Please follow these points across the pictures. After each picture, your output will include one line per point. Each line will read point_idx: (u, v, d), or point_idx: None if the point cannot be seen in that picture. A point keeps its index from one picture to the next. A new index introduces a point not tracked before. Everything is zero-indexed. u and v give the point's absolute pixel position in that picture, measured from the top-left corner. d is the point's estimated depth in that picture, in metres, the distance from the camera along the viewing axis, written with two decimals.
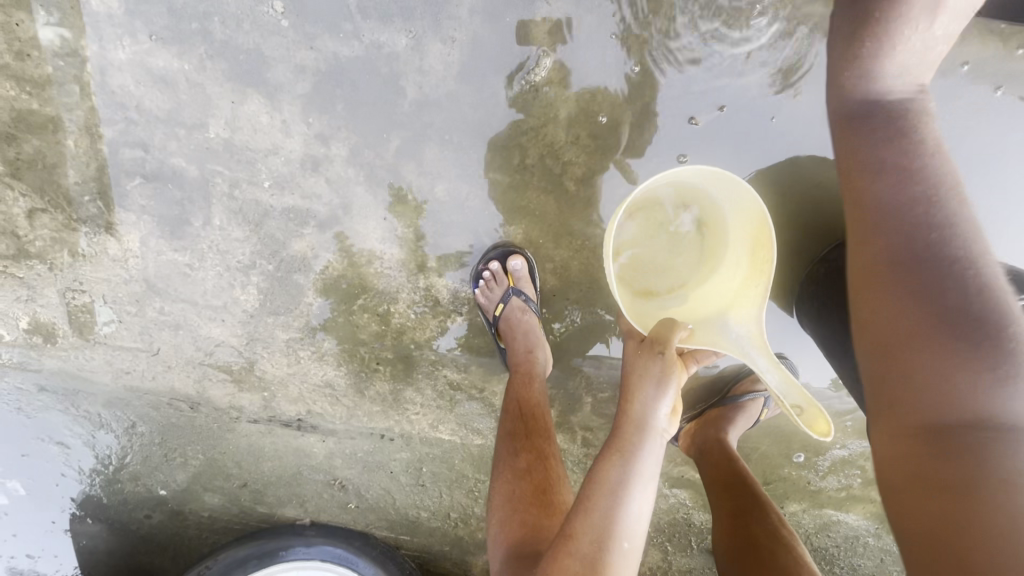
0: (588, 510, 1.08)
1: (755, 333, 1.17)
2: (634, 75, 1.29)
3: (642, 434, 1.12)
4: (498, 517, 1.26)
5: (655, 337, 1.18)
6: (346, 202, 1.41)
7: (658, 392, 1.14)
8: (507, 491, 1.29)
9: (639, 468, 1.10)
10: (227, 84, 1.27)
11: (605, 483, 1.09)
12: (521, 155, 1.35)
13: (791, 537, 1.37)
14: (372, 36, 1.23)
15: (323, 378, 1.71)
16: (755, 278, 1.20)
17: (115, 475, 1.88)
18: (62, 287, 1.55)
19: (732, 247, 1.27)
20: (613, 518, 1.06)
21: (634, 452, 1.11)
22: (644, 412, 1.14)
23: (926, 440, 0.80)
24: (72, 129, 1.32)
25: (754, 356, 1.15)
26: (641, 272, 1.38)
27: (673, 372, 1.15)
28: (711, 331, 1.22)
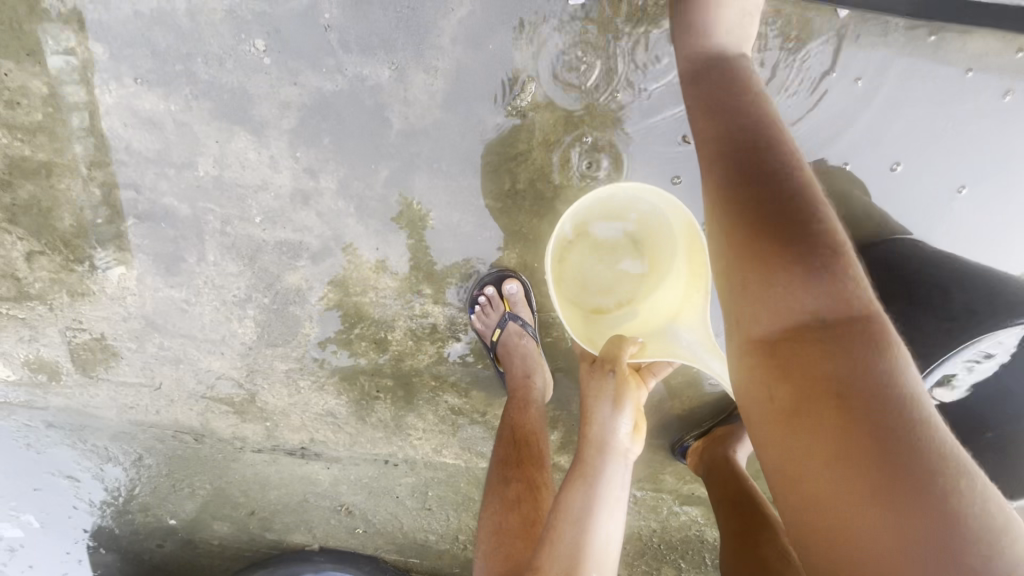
0: (555, 538, 1.10)
1: (703, 337, 1.16)
2: (622, 96, 1.26)
3: (604, 455, 1.16)
4: (485, 549, 1.29)
5: (604, 356, 1.22)
6: (338, 233, 1.39)
7: (613, 412, 1.18)
8: (494, 521, 1.31)
9: (602, 492, 1.14)
10: (214, 122, 1.26)
11: (569, 510, 1.12)
12: (511, 180, 1.33)
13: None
14: (355, 69, 1.22)
15: (324, 406, 1.70)
16: (696, 284, 1.19)
17: (126, 507, 1.89)
18: (63, 327, 1.56)
19: (671, 255, 1.27)
20: (581, 544, 1.08)
21: (596, 476, 1.15)
22: (604, 433, 1.18)
23: (825, 405, 0.74)
24: (64, 174, 1.33)
25: (705, 360, 1.14)
26: (589, 293, 1.39)
27: (625, 389, 1.19)
28: (663, 341, 1.22)
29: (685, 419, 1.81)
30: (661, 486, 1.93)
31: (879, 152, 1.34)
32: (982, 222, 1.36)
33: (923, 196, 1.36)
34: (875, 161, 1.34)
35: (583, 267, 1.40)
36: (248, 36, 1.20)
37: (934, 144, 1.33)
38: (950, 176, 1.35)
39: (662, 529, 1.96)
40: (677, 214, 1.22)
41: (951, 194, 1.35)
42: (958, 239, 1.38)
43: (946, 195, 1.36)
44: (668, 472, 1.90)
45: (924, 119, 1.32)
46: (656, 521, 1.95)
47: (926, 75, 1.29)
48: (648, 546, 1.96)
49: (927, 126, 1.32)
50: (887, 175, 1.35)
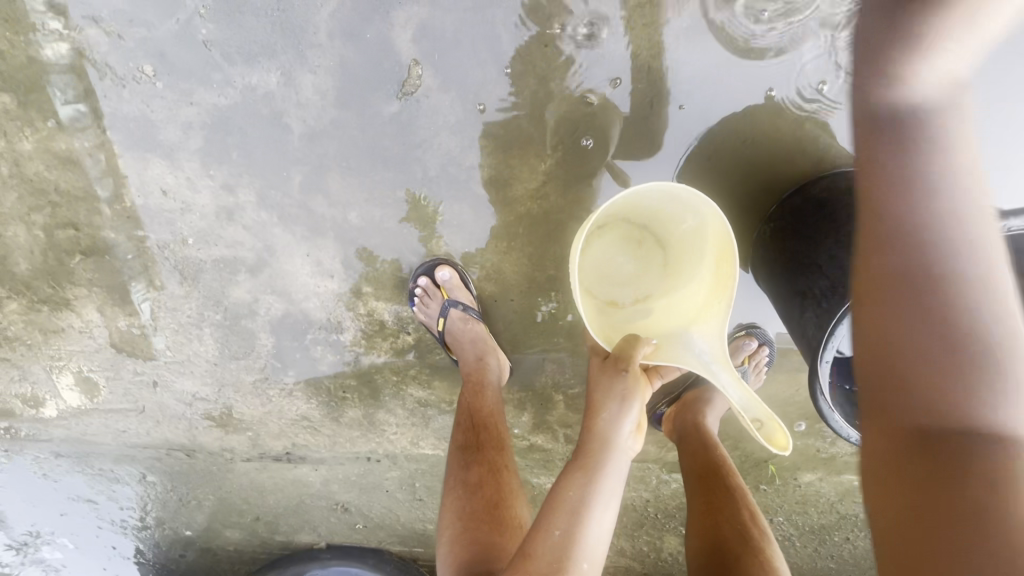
0: (548, 528, 1.06)
1: (719, 349, 1.11)
2: (513, 65, 1.23)
3: (608, 450, 1.12)
4: (448, 535, 1.22)
5: (618, 354, 1.17)
6: (268, 244, 1.42)
7: (622, 408, 1.14)
8: (459, 507, 1.25)
9: (602, 488, 1.10)
10: (128, 153, 1.31)
11: (565, 500, 1.08)
12: (422, 168, 1.31)
13: (763, 534, 1.31)
14: (244, 80, 1.24)
15: (297, 412, 1.75)
16: (716, 295, 1.14)
17: (144, 522, 2.01)
18: (46, 363, 1.66)
19: (695, 260, 1.21)
20: (574, 537, 1.04)
21: (598, 470, 1.10)
22: (608, 428, 1.14)
23: None
24: (9, 222, 1.40)
25: (718, 374, 1.09)
26: (608, 284, 1.33)
27: (636, 387, 1.15)
28: (675, 346, 1.17)
29: (659, 385, 1.77)
30: (648, 457, 1.89)
31: (802, 78, 1.25)
32: None
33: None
34: (800, 90, 1.26)
35: (603, 257, 1.33)
36: (137, 64, 1.23)
37: None
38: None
39: (655, 499, 1.93)
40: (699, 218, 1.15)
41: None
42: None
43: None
44: (650, 441, 1.86)
45: None
46: (647, 491, 1.92)
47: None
48: (644, 516, 1.94)
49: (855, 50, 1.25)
50: (815, 98, 1.27)
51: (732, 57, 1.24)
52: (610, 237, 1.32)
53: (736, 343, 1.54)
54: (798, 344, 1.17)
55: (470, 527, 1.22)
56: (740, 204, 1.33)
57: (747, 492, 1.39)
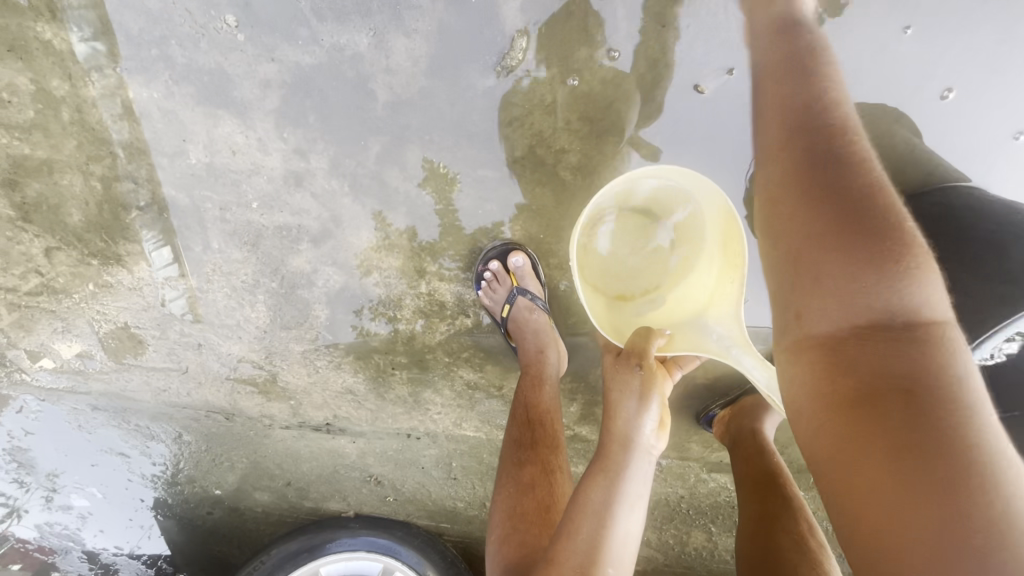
0: (570, 534, 0.93)
1: (738, 331, 1.03)
2: (619, 45, 1.17)
3: (628, 452, 0.99)
4: (498, 536, 1.15)
5: (631, 349, 1.06)
6: (335, 214, 1.36)
7: (640, 406, 1.01)
8: (509, 505, 1.19)
9: (625, 492, 0.96)
10: (198, 108, 1.25)
11: (588, 503, 0.95)
12: (508, 148, 1.25)
13: (821, 549, 1.25)
14: (331, 39, 1.17)
15: (343, 384, 1.72)
16: (732, 279, 1.05)
17: (175, 478, 1.95)
18: (91, 318, 1.62)
19: (706, 243, 1.13)
20: (600, 544, 0.91)
21: (618, 472, 0.97)
22: (628, 429, 1.01)
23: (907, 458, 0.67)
24: (65, 170, 1.33)
25: (739, 358, 1.01)
26: (616, 278, 1.27)
27: (654, 383, 1.02)
28: (691, 334, 1.09)
29: (710, 387, 1.74)
30: (689, 454, 1.88)
31: (926, 83, 1.26)
32: None
33: (967, 136, 1.28)
34: (924, 94, 1.26)
35: (615, 253, 1.28)
36: (219, 13, 1.17)
37: (982, 74, 1.25)
38: (1005, 122, 1.27)
39: (690, 495, 1.91)
40: (714, 205, 1.09)
41: (1007, 141, 1.28)
42: (1008, 188, 1.30)
43: (1001, 141, 1.28)
44: (693, 439, 1.84)
45: (989, 43, 1.23)
46: (683, 488, 1.90)
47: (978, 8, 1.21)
48: (677, 512, 1.91)
49: (999, 54, 1.23)
50: (936, 103, 1.27)
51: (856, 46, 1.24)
52: (620, 231, 1.27)
53: None
54: None
55: (518, 527, 1.15)
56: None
57: (806, 505, 1.33)
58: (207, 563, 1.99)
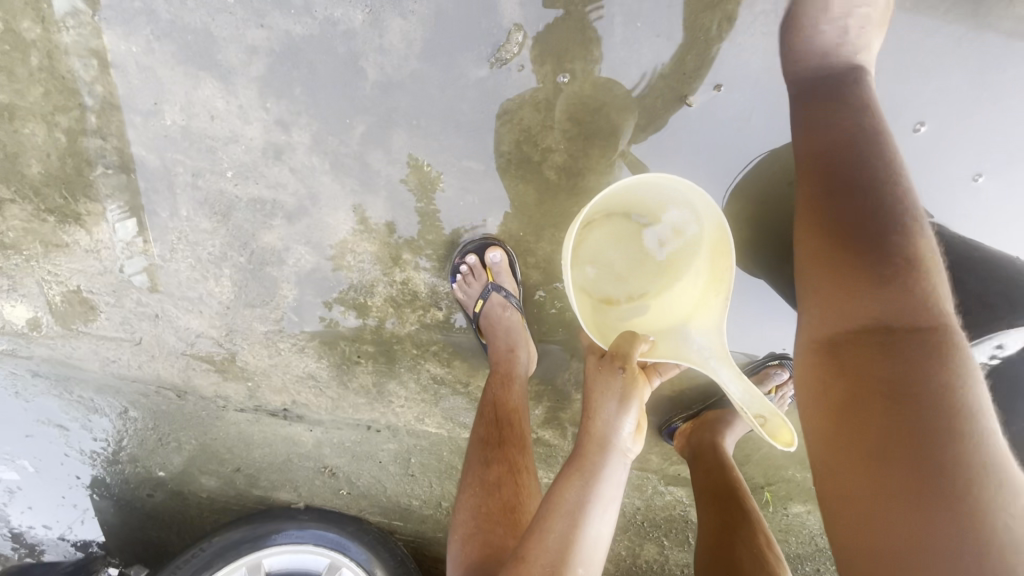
0: (543, 531, 0.95)
1: (718, 343, 1.06)
2: (614, 51, 1.19)
3: (605, 453, 1.00)
4: (461, 534, 1.11)
5: (614, 350, 1.06)
6: (312, 191, 1.33)
7: (620, 410, 1.02)
8: (473, 506, 1.14)
9: (599, 492, 0.97)
10: (179, 67, 1.20)
11: (563, 503, 0.97)
12: (495, 141, 1.25)
13: (779, 562, 1.24)
14: (326, 11, 1.15)
15: (305, 369, 1.68)
16: (718, 294, 1.09)
17: (115, 457, 1.85)
18: (40, 278, 1.53)
19: (694, 257, 1.17)
20: (571, 543, 0.93)
21: (595, 472, 0.99)
22: (607, 431, 1.02)
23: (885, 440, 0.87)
24: (27, 118, 1.27)
25: (717, 369, 1.03)
26: (600, 281, 1.26)
27: (635, 388, 1.03)
28: (672, 341, 1.11)
29: (675, 399, 1.74)
30: (647, 466, 1.89)
31: (903, 114, 1.30)
32: (996, 209, 1.35)
33: (931, 171, 1.33)
34: (899, 124, 1.31)
35: (602, 253, 1.27)
36: None
37: (947, 112, 1.30)
38: (966, 163, 1.33)
39: (646, 507, 1.91)
40: (707, 221, 1.11)
41: (968, 180, 1.34)
42: (962, 223, 1.36)
43: (963, 181, 1.34)
44: (653, 450, 1.86)
45: (962, 86, 1.29)
46: (640, 499, 1.90)
47: (954, 49, 1.26)
48: (631, 523, 1.91)
49: (982, 94, 1.29)
50: (909, 134, 1.31)
51: None
52: (608, 235, 1.27)
53: (768, 372, 1.49)
54: None
55: (482, 527, 1.10)
56: (777, 243, 1.35)
57: (763, 517, 1.33)
58: (141, 549, 1.89)
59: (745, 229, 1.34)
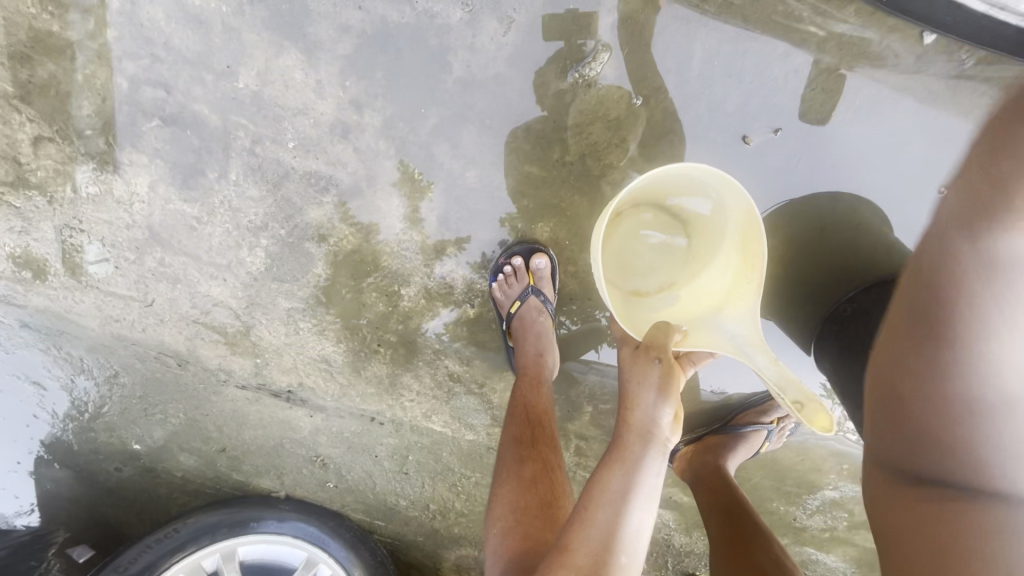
0: (585, 521, 0.97)
1: (752, 331, 1.05)
2: (688, 84, 1.27)
3: (644, 441, 1.02)
4: (500, 528, 1.16)
5: (649, 341, 1.06)
6: (370, 173, 1.35)
7: (658, 399, 1.03)
8: (512, 500, 1.19)
9: (640, 482, 1.00)
10: (265, 33, 1.24)
11: (604, 491, 1.00)
12: (561, 150, 1.32)
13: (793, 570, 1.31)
14: (425, 4, 1.21)
15: (320, 352, 1.64)
16: (750, 275, 1.08)
17: (90, 424, 1.74)
18: (60, 223, 1.46)
19: (722, 243, 1.16)
20: (614, 531, 0.96)
21: (635, 462, 1.01)
22: (646, 420, 1.04)
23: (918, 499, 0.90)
24: (94, 60, 1.29)
25: (753, 355, 1.02)
26: (628, 274, 1.28)
27: (673, 378, 1.04)
28: (705, 332, 1.10)
29: None
30: None
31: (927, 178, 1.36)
32: None
33: None
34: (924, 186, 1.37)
35: (630, 247, 1.27)
36: None
37: None
38: None
39: None
40: (732, 205, 1.11)
41: None
42: None
43: None
44: None
45: None
46: None
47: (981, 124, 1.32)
48: None
49: None
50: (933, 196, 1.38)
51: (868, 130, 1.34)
52: (636, 226, 1.27)
53: (774, 403, 1.66)
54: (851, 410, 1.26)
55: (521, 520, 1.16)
56: (806, 282, 1.39)
57: (773, 534, 1.39)
58: (92, 527, 1.78)
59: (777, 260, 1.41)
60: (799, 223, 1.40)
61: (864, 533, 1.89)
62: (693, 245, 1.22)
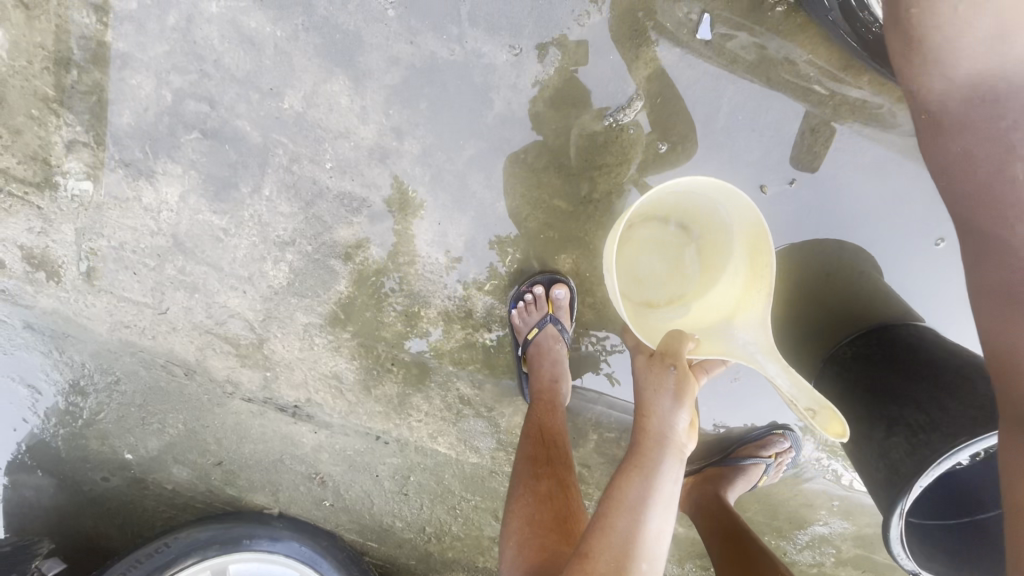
0: (605, 530, 1.00)
1: (765, 339, 1.05)
2: (712, 135, 1.36)
3: (662, 449, 1.04)
4: (515, 540, 1.19)
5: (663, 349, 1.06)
6: (403, 199, 1.40)
7: (674, 405, 1.05)
8: (528, 513, 1.22)
9: (659, 489, 1.02)
10: (316, 59, 1.29)
11: (623, 501, 1.02)
12: (589, 187, 1.39)
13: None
14: (474, 44, 1.28)
15: (333, 368, 1.64)
16: (757, 285, 1.10)
17: (81, 431, 1.68)
18: (82, 227, 1.45)
19: (731, 254, 1.18)
20: (634, 541, 0.98)
21: (654, 469, 1.03)
22: (662, 428, 1.06)
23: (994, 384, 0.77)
24: (140, 70, 1.32)
25: (764, 363, 1.02)
26: (642, 286, 1.29)
27: (687, 384, 1.05)
28: (716, 339, 1.11)
29: None
30: None
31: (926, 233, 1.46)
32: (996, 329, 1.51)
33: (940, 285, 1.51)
34: (923, 240, 1.47)
35: (642, 258, 1.30)
36: None
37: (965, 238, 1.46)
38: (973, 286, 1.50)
39: None
40: (740, 216, 1.13)
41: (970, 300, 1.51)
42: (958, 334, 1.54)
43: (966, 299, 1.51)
44: None
45: None
46: None
47: None
48: None
49: None
50: (930, 249, 1.48)
51: (875, 186, 1.43)
52: (648, 237, 1.30)
53: (772, 437, 1.71)
54: (855, 450, 1.31)
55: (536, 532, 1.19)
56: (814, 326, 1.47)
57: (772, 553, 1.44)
58: (68, 538, 1.72)
59: (781, 301, 1.50)
60: (806, 270, 1.49)
61: (849, 569, 1.95)
62: (703, 256, 1.24)
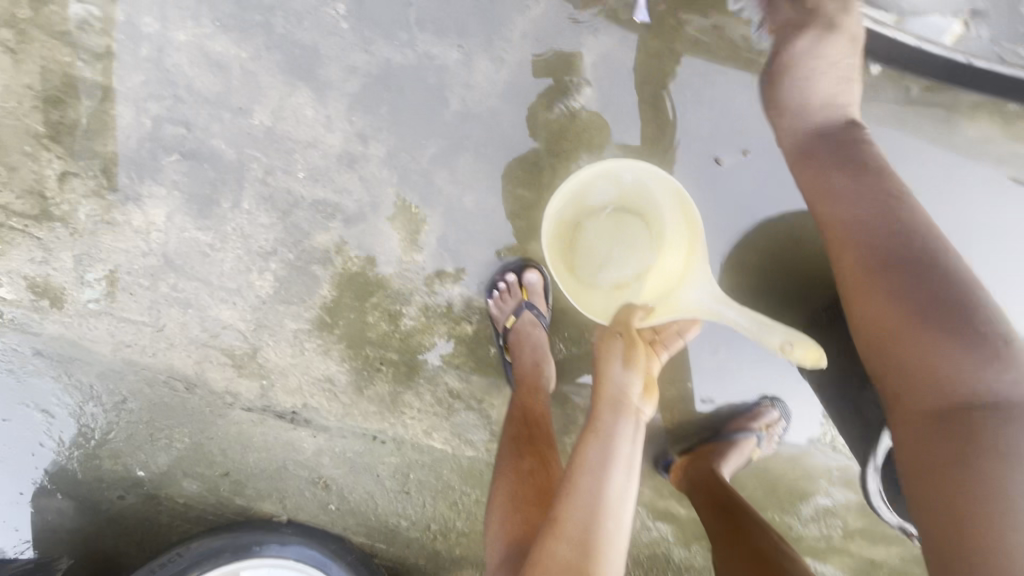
0: (570, 492, 1.06)
1: (715, 292, 1.19)
2: (662, 114, 1.41)
3: (616, 411, 1.13)
4: (501, 516, 1.24)
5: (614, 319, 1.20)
6: (374, 201, 1.47)
7: (624, 371, 1.15)
8: (511, 490, 1.27)
9: (616, 449, 1.09)
10: (279, 75, 1.38)
11: (584, 463, 1.08)
12: (549, 174, 1.44)
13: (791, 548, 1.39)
14: (425, 47, 1.36)
15: (324, 371, 1.70)
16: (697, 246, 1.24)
17: (95, 451, 1.75)
18: (79, 253, 1.54)
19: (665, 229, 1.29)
20: (598, 500, 1.04)
21: (609, 430, 1.11)
22: (615, 392, 1.15)
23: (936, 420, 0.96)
24: (121, 101, 1.42)
25: (725, 311, 1.16)
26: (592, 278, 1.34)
27: (636, 349, 1.17)
28: (673, 302, 1.23)
29: (671, 431, 1.84)
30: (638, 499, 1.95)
31: None
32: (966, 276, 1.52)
33: None
34: None
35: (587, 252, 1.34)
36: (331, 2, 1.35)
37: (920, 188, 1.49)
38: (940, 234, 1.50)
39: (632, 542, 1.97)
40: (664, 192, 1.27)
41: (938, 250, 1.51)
42: None
43: None
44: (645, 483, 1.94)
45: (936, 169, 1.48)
46: None
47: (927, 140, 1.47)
48: None
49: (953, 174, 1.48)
50: None
51: None
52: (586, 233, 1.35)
53: (761, 409, 1.74)
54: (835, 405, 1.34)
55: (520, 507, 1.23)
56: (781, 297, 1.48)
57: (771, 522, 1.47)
58: (89, 560, 1.75)
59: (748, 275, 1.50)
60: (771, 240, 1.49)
61: (860, 542, 1.90)
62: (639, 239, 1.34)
